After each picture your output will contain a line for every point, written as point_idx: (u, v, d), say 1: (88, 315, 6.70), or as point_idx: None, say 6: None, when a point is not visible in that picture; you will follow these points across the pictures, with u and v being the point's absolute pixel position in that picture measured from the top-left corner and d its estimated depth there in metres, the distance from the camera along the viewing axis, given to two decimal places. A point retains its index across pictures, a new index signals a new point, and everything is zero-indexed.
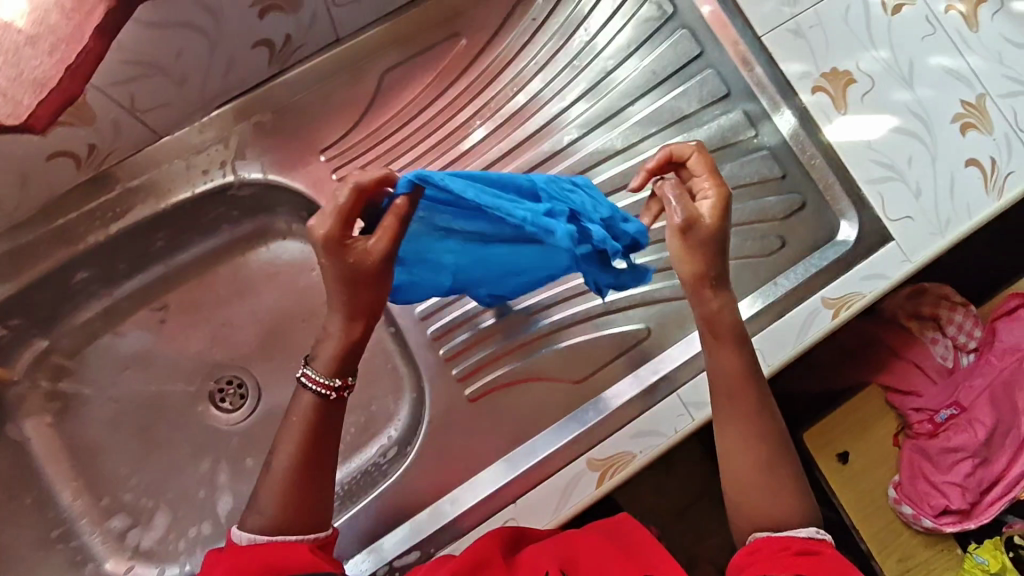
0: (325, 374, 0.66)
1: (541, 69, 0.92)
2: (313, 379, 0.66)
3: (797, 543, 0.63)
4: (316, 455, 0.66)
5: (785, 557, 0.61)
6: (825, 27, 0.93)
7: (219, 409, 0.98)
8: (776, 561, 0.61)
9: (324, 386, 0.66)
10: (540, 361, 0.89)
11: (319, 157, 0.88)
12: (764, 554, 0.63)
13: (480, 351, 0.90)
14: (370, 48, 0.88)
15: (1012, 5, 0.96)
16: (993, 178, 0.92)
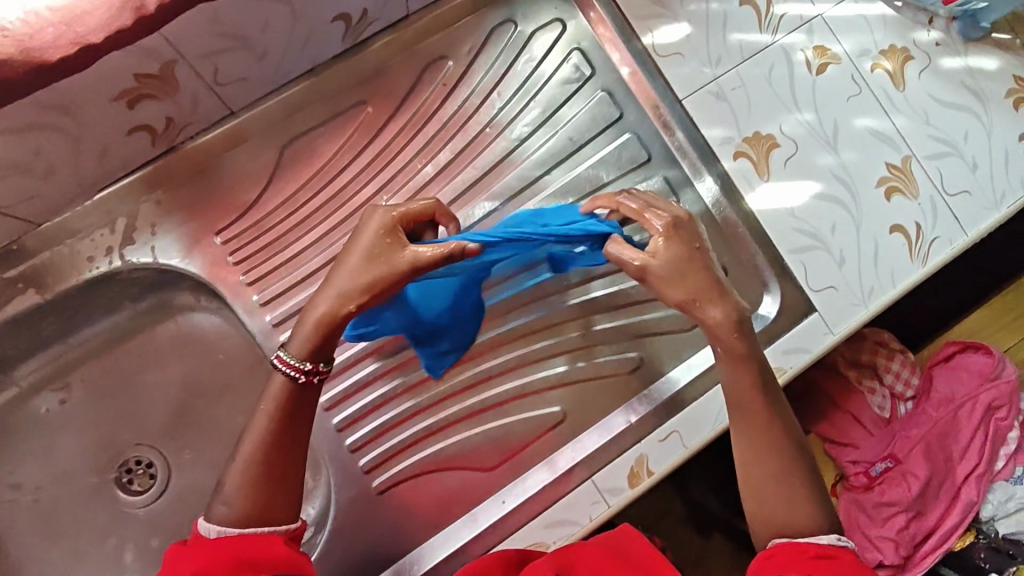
0: (297, 357, 0.63)
1: (453, 137, 0.88)
2: (284, 361, 0.63)
3: (821, 549, 0.60)
4: (288, 436, 0.62)
5: (811, 564, 0.58)
6: (747, 88, 0.89)
7: (127, 491, 0.94)
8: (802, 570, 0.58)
9: (295, 368, 0.62)
10: (451, 449, 0.88)
11: (215, 238, 0.83)
12: (780, 560, 0.60)
13: (389, 441, 0.89)
14: (267, 119, 0.83)
15: (939, 63, 0.93)
16: (917, 245, 0.90)
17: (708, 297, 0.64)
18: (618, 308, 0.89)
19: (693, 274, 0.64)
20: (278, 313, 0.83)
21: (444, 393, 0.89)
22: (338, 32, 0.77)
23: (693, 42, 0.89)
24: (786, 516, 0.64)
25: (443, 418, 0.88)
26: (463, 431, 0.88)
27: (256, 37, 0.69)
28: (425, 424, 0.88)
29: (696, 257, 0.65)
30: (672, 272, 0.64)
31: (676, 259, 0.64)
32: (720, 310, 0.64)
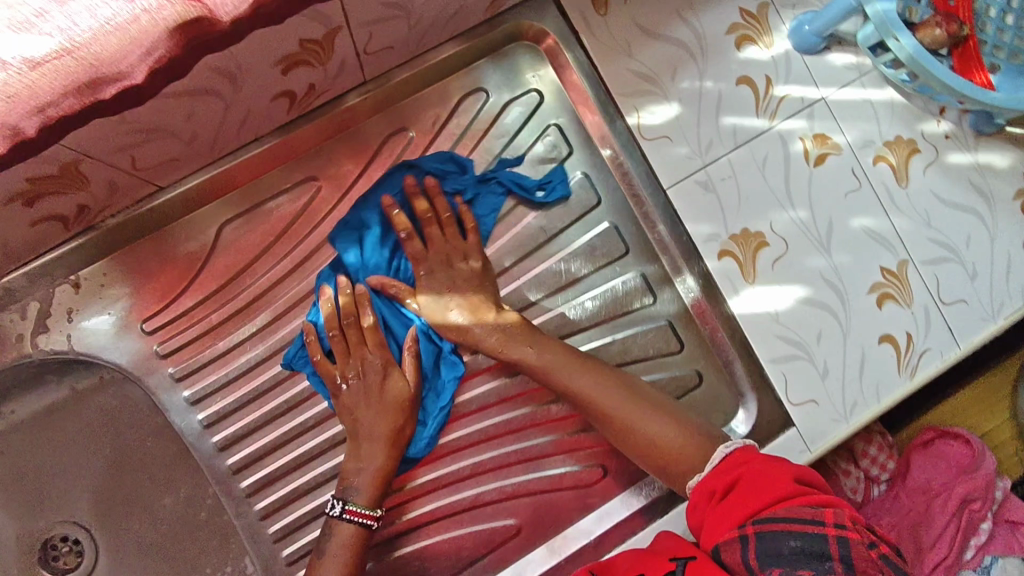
0: (367, 506, 0.69)
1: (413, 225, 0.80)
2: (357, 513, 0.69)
3: (724, 476, 0.60)
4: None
5: (727, 503, 0.57)
6: (739, 178, 0.81)
7: (52, 568, 0.84)
8: (729, 520, 0.56)
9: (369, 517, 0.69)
10: (397, 561, 0.80)
11: (140, 327, 0.74)
12: (707, 510, 0.60)
13: None
14: (201, 196, 0.73)
15: (946, 158, 0.86)
16: (907, 357, 0.84)
17: (486, 289, 0.76)
18: (580, 417, 0.81)
19: (460, 283, 0.75)
20: (209, 411, 0.74)
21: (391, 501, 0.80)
22: (281, 109, 0.68)
23: (682, 124, 0.80)
24: (669, 442, 0.67)
25: (419, 512, 0.80)
26: (440, 533, 0.80)
27: (181, 127, 0.59)
28: (405, 517, 0.80)
29: (464, 262, 0.76)
30: (445, 293, 0.75)
31: (433, 274, 0.76)
32: (529, 336, 0.74)
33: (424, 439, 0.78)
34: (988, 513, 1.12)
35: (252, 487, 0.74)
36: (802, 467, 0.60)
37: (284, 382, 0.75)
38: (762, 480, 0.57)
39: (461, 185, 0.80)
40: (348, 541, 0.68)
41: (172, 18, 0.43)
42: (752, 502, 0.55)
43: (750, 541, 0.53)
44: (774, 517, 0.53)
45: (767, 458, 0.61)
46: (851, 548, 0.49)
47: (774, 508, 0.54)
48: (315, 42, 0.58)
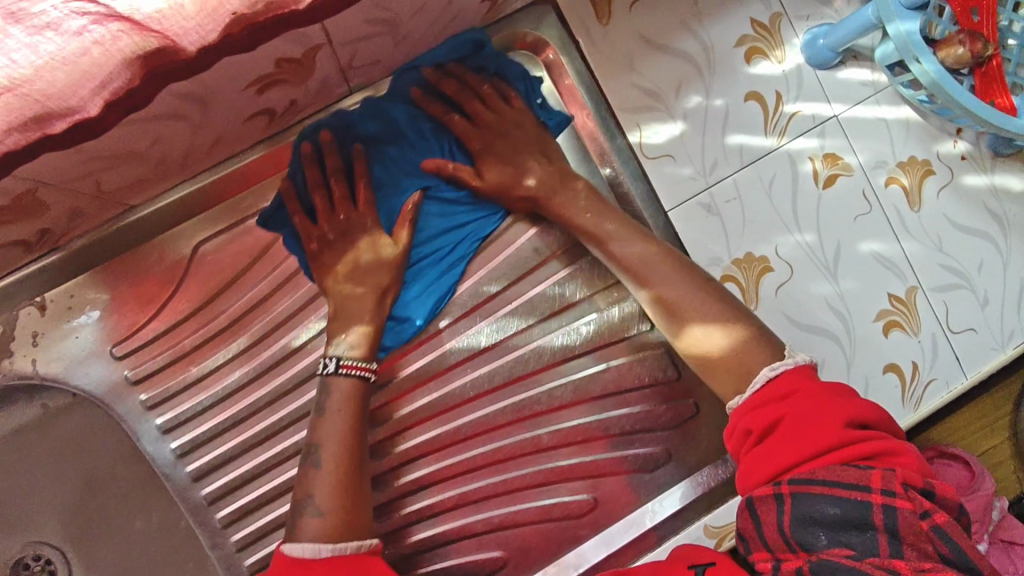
0: (364, 358, 0.66)
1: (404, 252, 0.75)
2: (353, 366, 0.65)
3: (766, 409, 0.54)
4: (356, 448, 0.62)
5: (762, 446, 0.53)
6: (744, 200, 0.78)
7: None
8: (763, 465, 0.52)
9: (365, 369, 0.66)
10: None
11: (111, 350, 0.70)
12: (740, 445, 0.56)
13: None
14: (175, 214, 0.69)
15: (961, 180, 0.82)
16: (911, 387, 0.82)
17: (543, 153, 0.72)
18: (570, 448, 0.78)
19: (519, 149, 0.72)
20: (183, 439, 0.71)
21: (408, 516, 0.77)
22: (259, 126, 0.64)
23: (686, 142, 0.76)
24: (710, 347, 0.62)
25: (411, 541, 0.77)
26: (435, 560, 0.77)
27: (146, 151, 0.56)
28: (413, 539, 0.77)
29: (526, 132, 0.72)
30: (503, 162, 0.72)
31: (491, 147, 0.72)
32: (603, 211, 0.70)
33: (410, 299, 0.75)
34: (986, 537, 1.08)
35: (228, 518, 0.71)
36: (857, 399, 0.53)
37: (262, 409, 0.71)
38: (807, 425, 0.51)
39: (483, 65, 0.72)
40: (350, 402, 0.64)
41: (129, 50, 0.38)
42: (789, 456, 0.51)
43: (785, 502, 0.50)
44: (813, 480, 0.49)
45: (820, 385, 0.54)
46: (899, 518, 0.46)
47: (814, 468, 0.50)
48: (292, 61, 0.54)
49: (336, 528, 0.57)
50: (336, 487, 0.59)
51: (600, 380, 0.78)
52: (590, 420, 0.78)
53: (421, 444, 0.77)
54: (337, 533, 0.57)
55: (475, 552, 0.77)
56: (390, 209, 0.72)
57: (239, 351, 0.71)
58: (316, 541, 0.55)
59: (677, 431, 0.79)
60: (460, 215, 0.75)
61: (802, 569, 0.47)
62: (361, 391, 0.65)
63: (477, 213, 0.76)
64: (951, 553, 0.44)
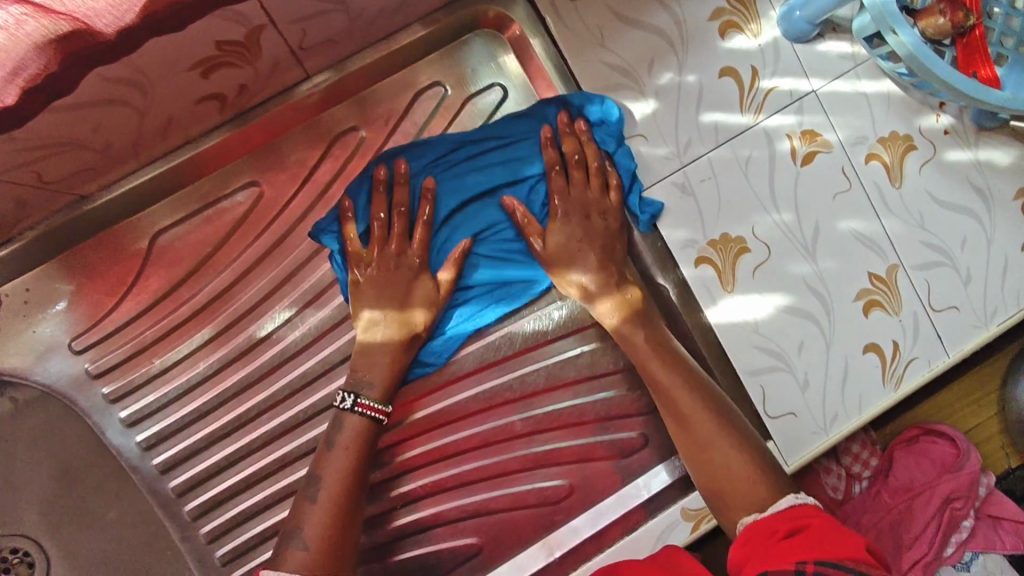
0: (381, 401, 0.67)
1: None
2: (368, 406, 0.66)
3: (793, 521, 0.54)
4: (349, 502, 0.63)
5: (787, 541, 0.51)
6: (719, 179, 0.75)
7: None
8: (784, 554, 0.50)
9: (380, 413, 0.67)
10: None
11: (71, 343, 0.69)
12: (756, 543, 0.54)
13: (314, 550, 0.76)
14: (133, 203, 0.67)
15: (945, 155, 0.80)
16: (891, 367, 0.80)
17: (608, 246, 0.72)
18: (545, 433, 0.77)
19: (588, 219, 0.72)
20: (148, 433, 0.70)
21: (405, 493, 0.77)
22: (211, 110, 0.62)
23: (659, 120, 0.74)
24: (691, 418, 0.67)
25: (388, 529, 0.77)
26: (415, 547, 0.77)
27: (88, 138, 0.54)
28: (398, 522, 0.76)
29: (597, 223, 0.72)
30: (572, 248, 0.72)
31: (568, 216, 0.72)
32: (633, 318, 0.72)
33: (440, 343, 0.74)
34: (971, 511, 1.05)
35: (198, 510, 0.71)
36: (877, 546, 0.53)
37: (228, 401, 0.71)
38: (835, 532, 0.50)
39: (605, 139, 0.74)
40: (355, 441, 0.65)
41: (38, 35, 0.35)
42: (816, 548, 0.49)
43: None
44: (842, 566, 0.47)
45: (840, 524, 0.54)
46: None
47: (842, 557, 0.48)
48: (235, 43, 0.54)
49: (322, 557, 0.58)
50: (327, 524, 0.60)
51: (574, 366, 0.77)
52: (567, 406, 0.77)
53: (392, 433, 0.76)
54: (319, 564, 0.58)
55: (449, 538, 0.77)
56: (441, 247, 0.73)
57: (201, 345, 0.70)
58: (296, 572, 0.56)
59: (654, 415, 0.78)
60: (514, 266, 0.75)
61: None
62: (370, 432, 0.66)
63: (525, 275, 0.75)
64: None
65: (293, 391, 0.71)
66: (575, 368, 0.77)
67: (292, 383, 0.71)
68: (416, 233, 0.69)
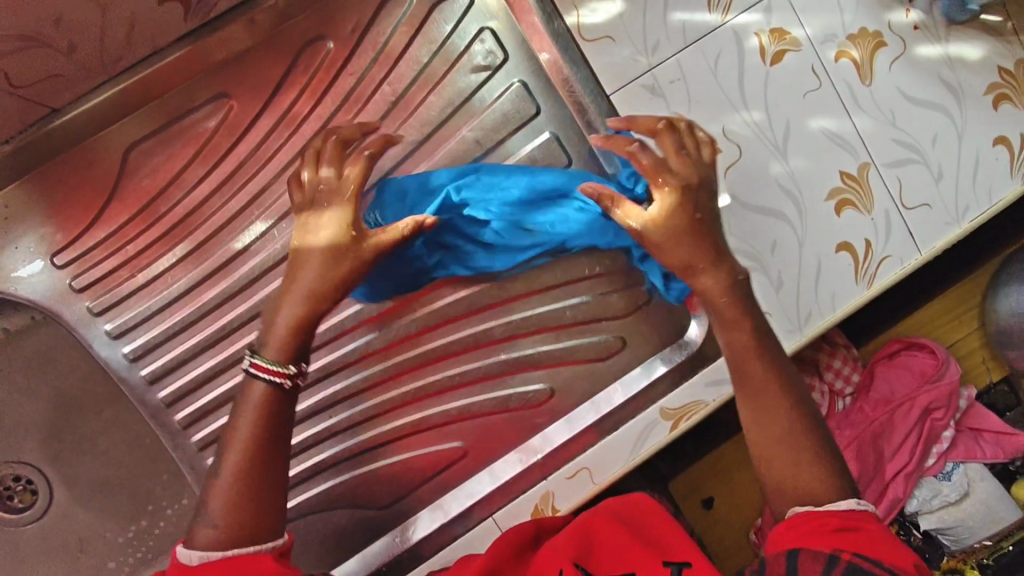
0: (278, 362, 0.58)
1: None
2: (263, 367, 0.58)
3: (832, 515, 0.56)
4: (250, 488, 0.55)
5: (836, 537, 0.54)
6: (688, 80, 0.76)
7: (6, 507, 0.83)
8: (819, 541, 0.54)
9: (278, 374, 0.58)
10: (366, 477, 0.80)
11: (53, 259, 0.71)
12: (799, 534, 0.55)
13: (362, 373, 0.79)
14: (106, 116, 0.68)
15: (914, 51, 0.80)
16: (865, 265, 0.80)
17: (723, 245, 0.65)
18: (560, 330, 0.78)
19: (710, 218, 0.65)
20: (134, 344, 0.72)
21: (463, 351, 0.78)
22: (175, 14, 0.62)
23: (626, 22, 0.74)
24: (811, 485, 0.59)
25: (429, 382, 0.78)
26: (376, 461, 0.80)
27: (50, 34, 0.55)
28: (441, 409, 0.79)
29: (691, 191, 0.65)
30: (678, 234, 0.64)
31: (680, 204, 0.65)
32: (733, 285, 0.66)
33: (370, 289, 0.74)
34: (951, 421, 1.03)
35: (187, 419, 0.73)
36: (869, 527, 0.55)
37: (210, 313, 0.72)
38: (874, 537, 0.54)
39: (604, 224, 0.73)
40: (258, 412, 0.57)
41: None
42: (867, 549, 0.53)
43: (839, 566, 0.51)
44: (874, 564, 0.51)
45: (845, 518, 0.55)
46: None
47: (876, 556, 0.52)
48: None
49: (231, 537, 0.53)
50: (230, 501, 0.54)
51: (550, 273, 0.77)
52: (544, 311, 0.78)
53: (383, 335, 0.78)
54: (225, 535, 0.53)
55: (444, 440, 0.79)
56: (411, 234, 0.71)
57: (181, 258, 0.72)
58: (209, 548, 0.52)
59: (629, 318, 0.78)
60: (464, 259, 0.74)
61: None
62: (275, 398, 0.58)
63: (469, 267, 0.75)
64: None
65: None
66: (552, 274, 0.77)
67: (273, 295, 0.72)
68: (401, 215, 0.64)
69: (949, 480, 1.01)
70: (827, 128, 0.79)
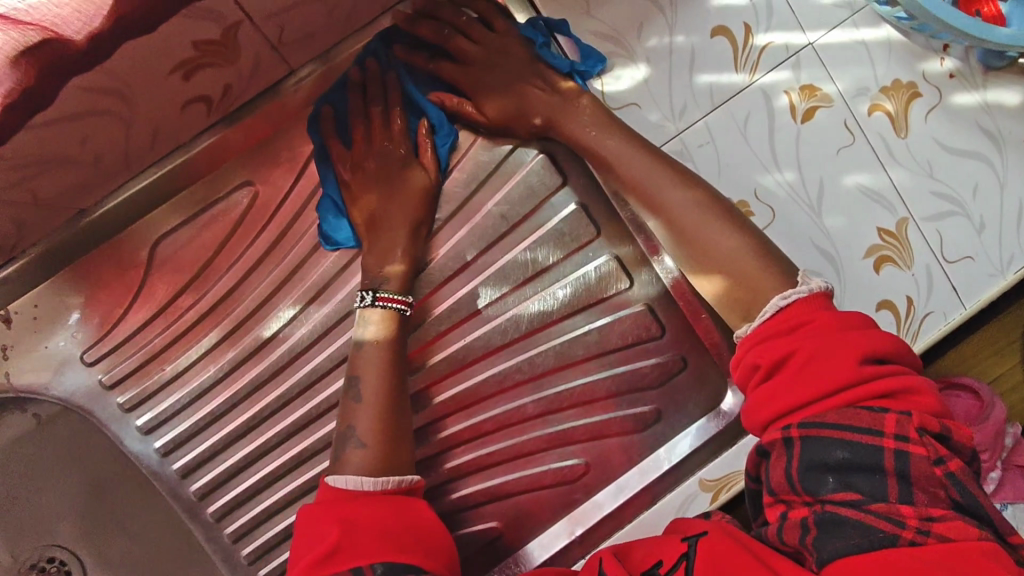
0: (398, 291, 0.66)
1: None
2: (389, 298, 0.65)
3: (773, 345, 0.50)
4: (396, 417, 0.60)
5: (774, 382, 0.49)
6: (718, 143, 0.74)
7: None
8: (761, 398, 0.50)
9: (400, 302, 0.66)
10: None
11: (83, 357, 0.71)
12: (750, 387, 0.51)
13: (462, 422, 0.76)
14: (132, 210, 0.68)
15: (951, 100, 0.78)
16: (907, 323, 0.78)
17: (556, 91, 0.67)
18: (594, 403, 0.76)
19: (513, 75, 0.67)
20: (166, 438, 0.72)
21: (502, 423, 0.76)
22: (199, 114, 0.62)
23: (651, 86, 0.73)
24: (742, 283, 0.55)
25: (461, 464, 0.77)
26: None
27: (76, 152, 0.54)
28: (475, 489, 0.77)
29: (511, 56, 0.68)
30: (522, 100, 0.68)
31: (487, 80, 0.68)
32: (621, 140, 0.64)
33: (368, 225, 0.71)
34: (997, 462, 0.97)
35: (220, 511, 0.72)
36: (816, 340, 0.48)
37: (242, 401, 0.72)
38: (819, 355, 0.47)
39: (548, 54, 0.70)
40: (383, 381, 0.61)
41: (10, 47, 0.37)
42: (809, 391, 0.47)
43: (793, 445, 0.47)
44: (824, 421, 0.46)
45: (781, 344, 0.49)
46: (913, 465, 0.43)
47: (823, 409, 0.46)
48: (212, 42, 0.53)
49: (380, 468, 0.56)
50: (380, 422, 0.58)
51: (581, 345, 0.75)
52: (576, 385, 0.76)
53: (425, 413, 0.76)
54: (377, 468, 0.56)
55: (480, 521, 0.77)
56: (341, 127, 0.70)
57: (209, 348, 0.71)
58: (359, 475, 0.55)
59: (665, 388, 0.76)
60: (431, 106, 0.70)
61: (807, 522, 0.45)
62: (395, 322, 0.65)
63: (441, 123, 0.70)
64: (961, 497, 0.43)
65: (304, 388, 0.71)
66: (584, 346, 0.75)
67: (302, 382, 0.71)
68: (392, 126, 0.68)
69: None
70: (864, 183, 0.76)
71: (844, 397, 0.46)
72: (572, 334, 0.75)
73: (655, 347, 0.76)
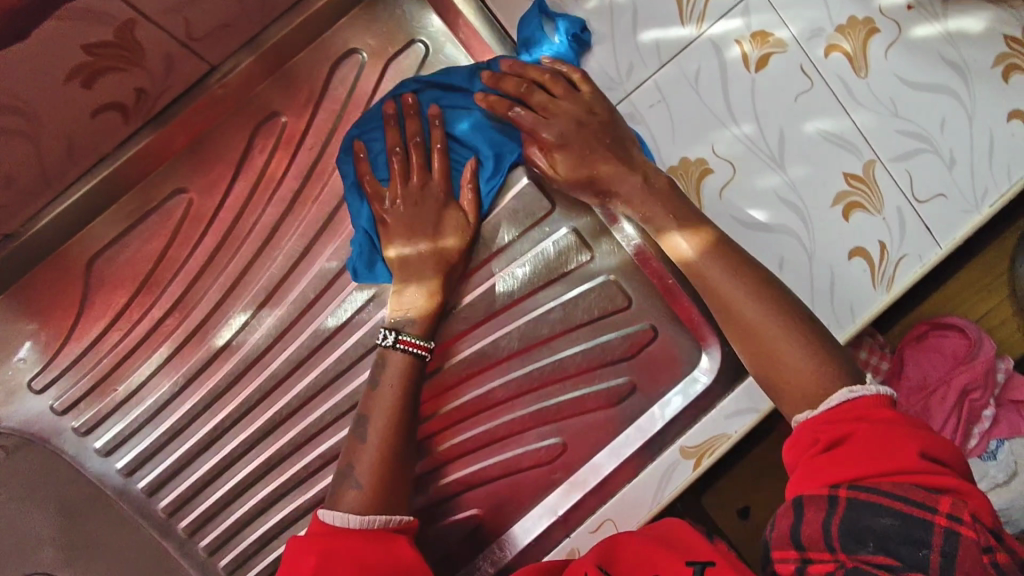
0: (421, 336, 0.63)
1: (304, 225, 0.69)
2: (411, 343, 0.62)
3: (832, 426, 0.49)
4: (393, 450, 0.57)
5: (828, 456, 0.47)
6: (669, 102, 0.71)
7: None
8: (809, 468, 0.48)
9: (422, 348, 0.63)
10: None
11: (31, 383, 0.69)
12: (799, 460, 0.49)
13: (471, 392, 0.75)
14: (65, 229, 0.66)
15: (911, 33, 0.74)
16: (880, 269, 0.74)
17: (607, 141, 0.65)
18: (562, 382, 0.74)
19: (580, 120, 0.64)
20: (127, 459, 0.71)
21: (472, 409, 0.75)
22: (115, 122, 0.59)
23: (594, 51, 0.70)
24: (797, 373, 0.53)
25: (436, 455, 0.75)
26: None
27: None
28: (452, 477, 0.76)
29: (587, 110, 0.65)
30: (584, 150, 0.65)
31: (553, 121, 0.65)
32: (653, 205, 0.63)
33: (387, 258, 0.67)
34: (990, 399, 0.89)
35: (192, 526, 0.72)
36: (878, 427, 0.47)
37: (202, 413, 0.70)
38: (878, 438, 0.46)
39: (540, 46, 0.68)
40: (388, 425, 0.59)
41: None
42: (867, 469, 0.45)
43: (837, 508, 0.45)
44: (876, 491, 0.44)
45: (841, 427, 0.48)
46: (961, 546, 0.41)
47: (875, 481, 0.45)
48: (106, 45, 0.50)
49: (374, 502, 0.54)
50: (379, 464, 0.56)
51: (546, 323, 0.73)
52: (544, 364, 0.74)
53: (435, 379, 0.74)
54: (372, 503, 0.54)
55: (458, 511, 0.76)
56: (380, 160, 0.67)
57: (161, 361, 0.70)
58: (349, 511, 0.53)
59: (637, 360, 0.74)
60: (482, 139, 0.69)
61: None
62: (413, 369, 0.62)
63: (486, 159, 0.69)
64: None
65: (264, 394, 0.70)
66: (549, 325, 0.73)
67: (261, 388, 0.70)
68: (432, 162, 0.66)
69: (995, 460, 0.89)
70: (827, 129, 0.73)
71: (900, 477, 0.44)
72: (536, 311, 0.73)
73: (624, 318, 0.74)
